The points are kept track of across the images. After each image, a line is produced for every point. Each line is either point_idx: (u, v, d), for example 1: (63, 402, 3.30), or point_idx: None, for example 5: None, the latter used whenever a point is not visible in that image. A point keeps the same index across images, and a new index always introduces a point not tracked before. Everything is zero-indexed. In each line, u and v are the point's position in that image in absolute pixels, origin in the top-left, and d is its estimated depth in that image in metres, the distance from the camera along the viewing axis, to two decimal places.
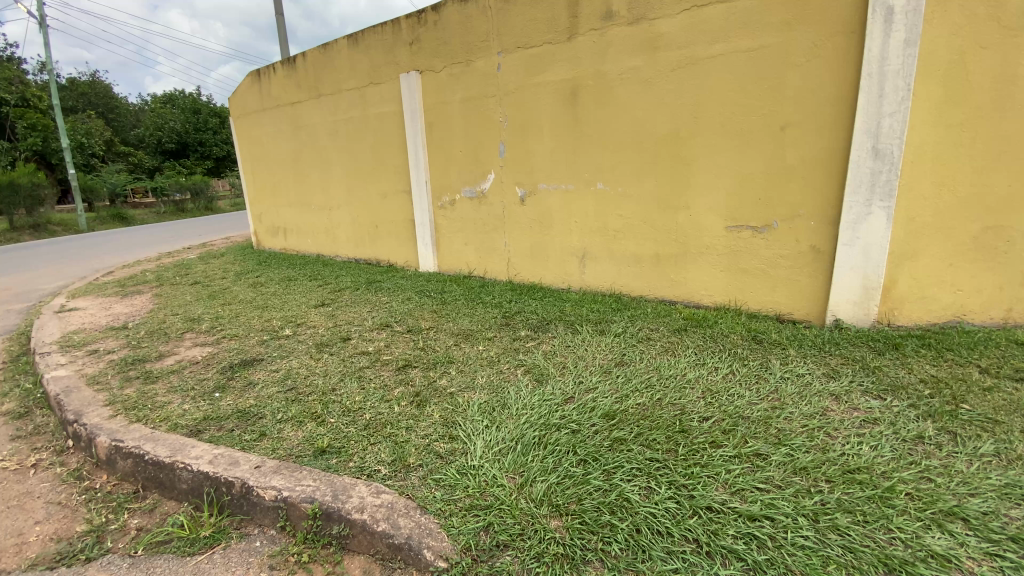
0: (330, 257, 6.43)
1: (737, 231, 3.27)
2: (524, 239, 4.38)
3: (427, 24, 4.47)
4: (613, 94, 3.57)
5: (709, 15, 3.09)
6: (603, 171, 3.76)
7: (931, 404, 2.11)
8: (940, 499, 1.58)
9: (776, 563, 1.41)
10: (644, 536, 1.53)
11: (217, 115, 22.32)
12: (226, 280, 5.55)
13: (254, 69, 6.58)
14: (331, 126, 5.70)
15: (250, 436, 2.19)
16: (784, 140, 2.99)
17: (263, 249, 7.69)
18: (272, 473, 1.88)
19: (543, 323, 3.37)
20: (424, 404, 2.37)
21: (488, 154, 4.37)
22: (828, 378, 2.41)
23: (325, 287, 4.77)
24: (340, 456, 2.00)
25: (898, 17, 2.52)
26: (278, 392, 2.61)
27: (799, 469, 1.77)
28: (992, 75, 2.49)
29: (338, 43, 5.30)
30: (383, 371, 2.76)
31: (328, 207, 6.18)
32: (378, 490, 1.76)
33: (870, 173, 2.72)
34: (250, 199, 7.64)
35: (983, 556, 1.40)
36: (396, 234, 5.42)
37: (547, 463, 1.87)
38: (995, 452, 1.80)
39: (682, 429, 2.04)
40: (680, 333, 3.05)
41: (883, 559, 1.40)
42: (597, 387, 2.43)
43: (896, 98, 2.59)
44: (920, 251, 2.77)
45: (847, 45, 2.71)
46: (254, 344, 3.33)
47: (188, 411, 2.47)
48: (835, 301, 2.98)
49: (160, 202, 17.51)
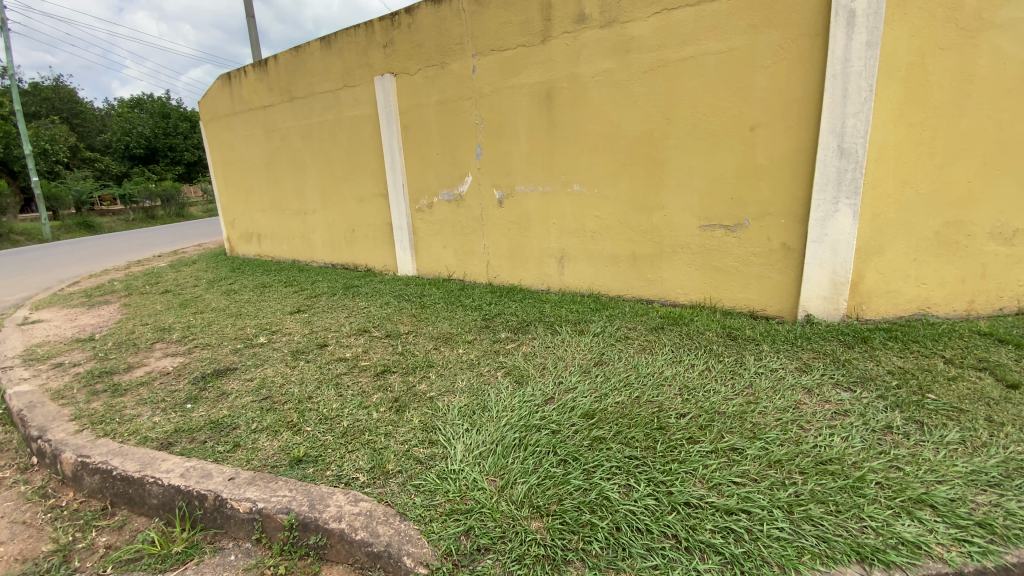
0: (306, 262, 6.33)
1: (710, 230, 3.33)
2: (503, 242, 4.38)
3: (400, 26, 4.44)
4: (588, 96, 3.60)
5: (679, 18, 3.13)
6: (579, 173, 3.79)
7: (899, 395, 2.18)
8: (909, 487, 1.63)
9: (752, 556, 1.44)
10: (624, 534, 1.54)
11: (187, 119, 21.78)
12: (198, 288, 5.41)
13: (224, 72, 6.45)
14: (305, 129, 5.62)
15: (224, 447, 2.14)
16: (753, 140, 3.06)
17: (237, 256, 7.53)
18: (246, 484, 1.84)
19: (523, 325, 3.37)
20: (403, 409, 2.34)
21: (465, 157, 4.36)
22: (801, 372, 2.46)
23: (301, 293, 4.69)
24: (317, 465, 1.96)
25: (859, 20, 2.59)
26: (252, 401, 2.55)
27: (773, 462, 1.80)
28: (949, 77, 2.60)
29: (311, 45, 5.23)
30: (361, 377, 2.73)
31: (302, 212, 6.09)
32: (357, 497, 1.74)
33: (836, 172, 2.79)
34: (221, 204, 7.47)
35: (951, 542, 1.45)
36: (374, 238, 5.37)
37: (527, 464, 1.87)
38: (961, 440, 1.87)
39: (660, 426, 2.06)
40: (657, 332, 3.09)
41: (855, 548, 1.43)
42: (577, 387, 2.45)
43: (860, 98, 2.66)
44: (886, 246, 2.86)
45: (812, 48, 2.78)
46: (227, 353, 3.25)
47: (158, 424, 2.40)
48: (806, 296, 3.05)
49: (129, 208, 17.03)
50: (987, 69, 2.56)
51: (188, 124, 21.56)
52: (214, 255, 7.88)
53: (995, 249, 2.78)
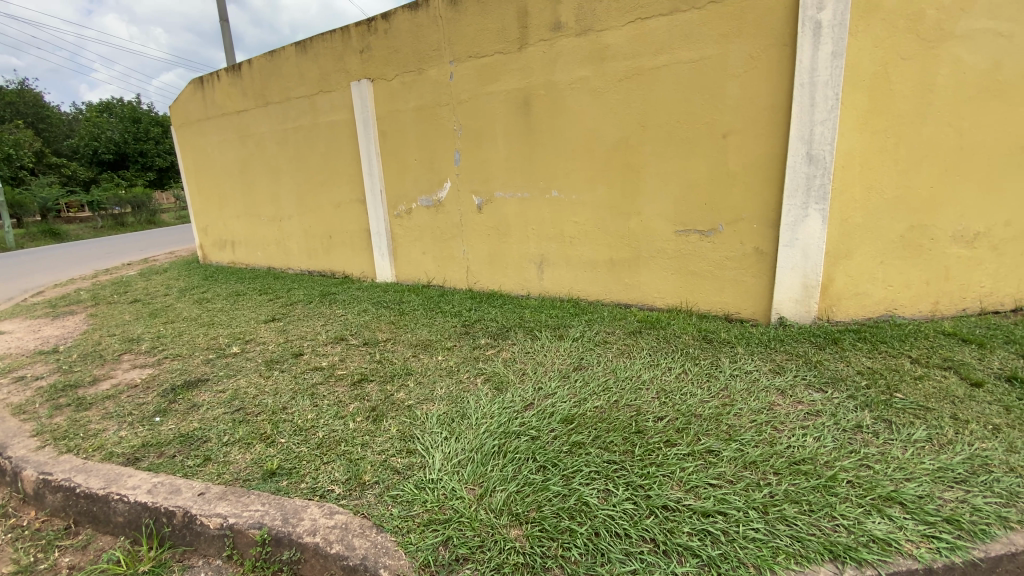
0: (282, 269, 6.22)
1: (685, 235, 3.38)
2: (482, 247, 4.37)
3: (377, 32, 4.41)
4: (565, 103, 3.63)
5: (653, 27, 3.19)
6: (558, 179, 3.81)
7: (868, 395, 2.23)
8: (878, 485, 1.66)
9: (729, 558, 1.45)
10: (602, 539, 1.54)
11: (159, 124, 21.25)
12: (169, 297, 5.26)
13: (196, 76, 6.33)
14: (280, 135, 5.53)
15: (194, 461, 2.08)
16: (726, 147, 3.12)
17: (210, 263, 7.35)
18: (217, 499, 1.78)
19: (503, 331, 3.37)
20: (380, 419, 2.31)
21: (444, 163, 4.35)
22: (775, 373, 2.51)
23: (277, 302, 4.60)
24: (292, 477, 1.92)
25: (825, 31, 2.66)
26: (224, 413, 2.48)
27: (748, 463, 1.83)
28: (911, 86, 2.69)
29: (286, 50, 5.17)
30: (337, 387, 2.68)
31: (278, 218, 5.99)
32: (332, 510, 1.70)
33: (805, 177, 2.86)
34: (194, 211, 7.29)
35: (920, 538, 1.48)
36: (351, 245, 5.30)
37: (507, 472, 1.85)
38: (928, 437, 1.92)
39: (638, 429, 2.07)
40: (635, 336, 3.11)
41: (828, 547, 1.46)
42: (556, 392, 2.45)
43: (827, 107, 2.74)
44: (854, 250, 2.94)
45: (780, 57, 2.86)
46: (199, 364, 3.16)
47: (125, 439, 2.31)
48: (779, 299, 3.12)
49: (97, 215, 16.51)
50: (947, 78, 2.67)
51: (160, 129, 21.04)
52: (186, 263, 7.68)
53: (957, 251, 2.90)
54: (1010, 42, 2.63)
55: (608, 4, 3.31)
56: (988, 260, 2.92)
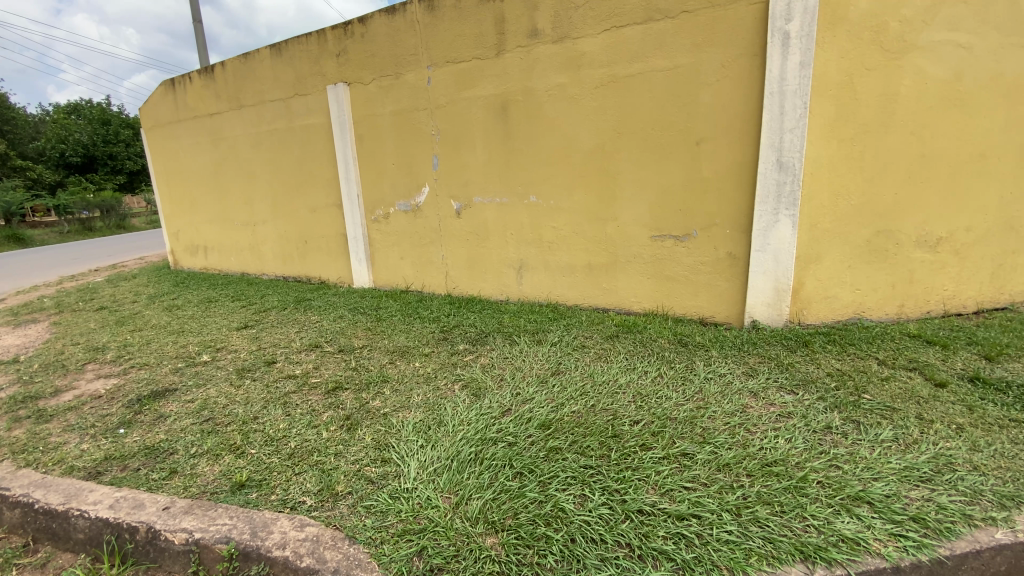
0: (256, 275, 6.09)
1: (660, 240, 3.42)
2: (461, 252, 4.35)
3: (354, 36, 4.38)
4: (542, 109, 3.64)
5: (628, 35, 3.23)
6: (536, 184, 3.82)
7: (838, 396, 2.29)
8: (847, 485, 1.70)
9: (703, 561, 1.46)
10: (578, 545, 1.54)
11: (130, 126, 20.68)
12: (137, 304, 5.11)
13: (168, 78, 6.18)
14: (254, 138, 5.42)
15: (159, 474, 2.01)
16: (699, 154, 3.16)
17: (182, 269, 7.16)
18: (183, 513, 1.73)
19: (482, 336, 3.35)
20: (355, 427, 2.26)
21: (422, 167, 4.33)
22: (748, 376, 2.55)
23: (250, 308, 4.50)
24: (261, 489, 1.87)
25: (794, 42, 2.73)
26: (192, 424, 2.41)
27: (722, 466, 1.85)
28: (876, 96, 2.78)
29: (260, 53, 5.09)
30: (311, 396, 2.62)
31: (252, 223, 5.87)
32: (303, 522, 1.66)
33: (775, 184, 2.92)
34: (164, 216, 7.10)
35: (888, 537, 1.52)
36: (328, 250, 5.23)
37: (483, 479, 1.83)
38: (894, 437, 1.97)
39: (614, 434, 2.08)
40: (612, 340, 3.13)
41: (799, 547, 1.48)
42: (534, 397, 2.44)
43: (796, 115, 2.80)
44: (824, 255, 3.01)
45: (751, 67, 2.92)
46: (166, 373, 3.07)
47: (87, 452, 2.22)
48: (752, 303, 3.17)
49: (64, 219, 15.96)
50: (910, 89, 2.78)
51: (131, 131, 20.48)
52: (156, 269, 7.46)
53: (921, 255, 3.01)
54: (969, 54, 2.76)
55: (584, 12, 3.34)
56: (950, 264, 3.04)
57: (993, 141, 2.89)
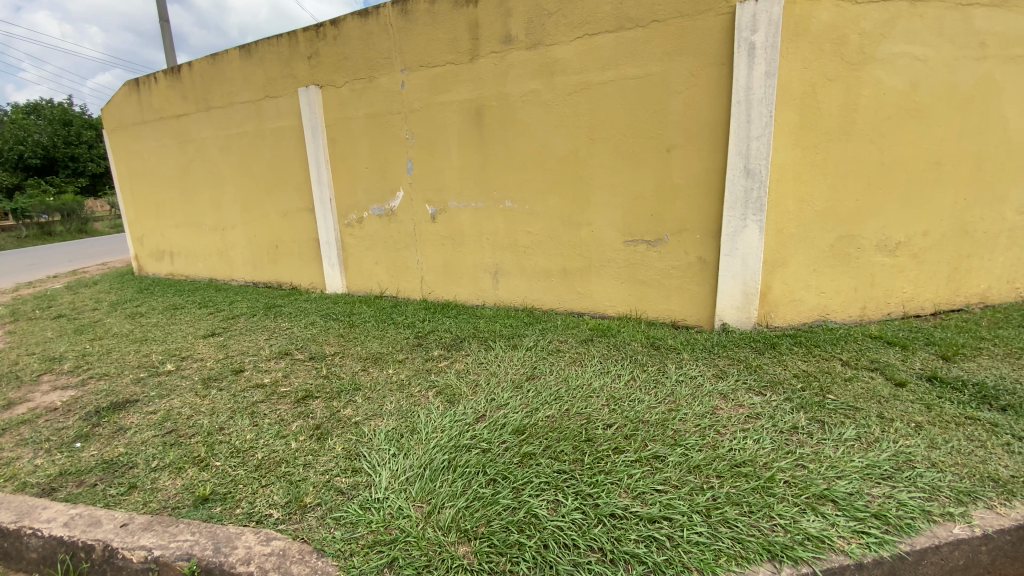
0: (225, 281, 5.93)
1: (633, 245, 3.46)
2: (436, 257, 4.33)
3: (326, 38, 4.32)
4: (516, 115, 3.66)
5: (600, 43, 3.27)
6: (510, 190, 3.82)
7: (804, 396, 2.35)
8: (812, 484, 1.74)
9: (673, 563, 1.48)
10: (551, 551, 1.54)
11: (93, 128, 19.97)
12: (99, 311, 4.92)
13: (132, 78, 5.99)
14: (223, 141, 5.29)
15: (117, 490, 1.93)
16: (670, 160, 3.22)
17: (146, 275, 6.93)
18: (142, 530, 1.67)
19: (456, 342, 3.32)
20: (325, 437, 2.21)
21: (396, 171, 4.29)
22: (718, 378, 2.60)
23: (218, 315, 4.37)
24: (226, 503, 1.81)
25: (759, 52, 2.80)
26: (154, 436, 2.32)
27: (692, 468, 1.87)
28: (837, 105, 2.88)
29: (229, 53, 4.97)
30: (279, 405, 2.56)
31: (220, 227, 5.72)
32: (269, 536, 1.62)
33: (743, 190, 2.98)
34: (128, 220, 6.86)
35: (851, 534, 1.56)
36: (300, 255, 5.13)
37: (456, 487, 1.82)
38: (857, 436, 2.03)
39: (588, 438, 2.09)
40: (586, 344, 3.15)
41: (766, 547, 1.51)
42: (508, 403, 2.43)
43: (762, 124, 2.87)
44: (790, 259, 3.09)
45: (718, 76, 2.99)
46: (127, 383, 2.95)
47: (40, 467, 2.12)
48: (721, 307, 3.23)
49: (21, 224, 15.23)
50: (870, 98, 2.88)
51: (94, 133, 19.77)
52: (118, 275, 7.19)
53: (881, 259, 3.13)
54: (924, 66, 2.89)
55: (557, 19, 3.37)
56: (908, 267, 3.17)
57: (947, 149, 3.03)
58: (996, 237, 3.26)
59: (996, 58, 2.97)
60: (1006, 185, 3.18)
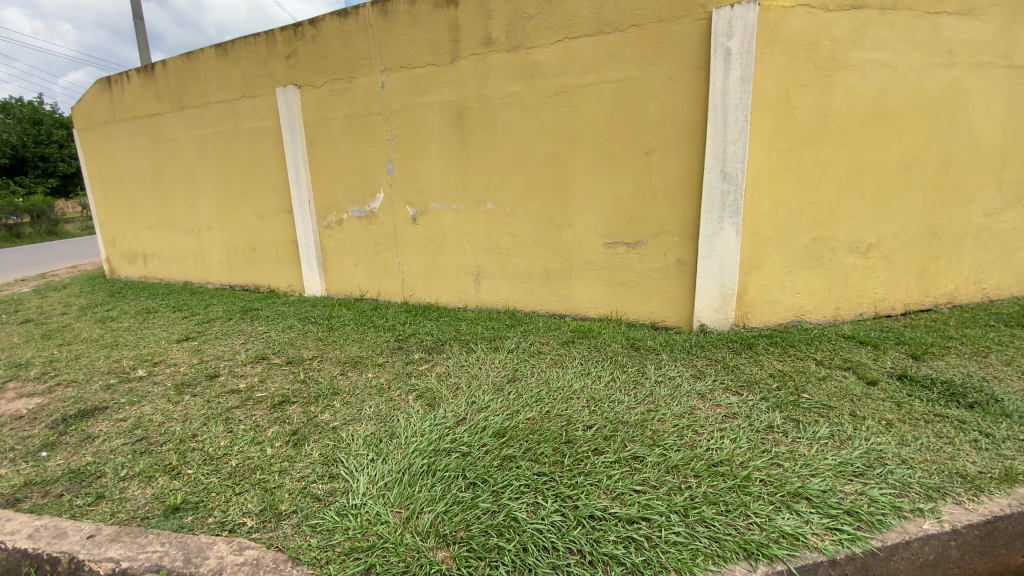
0: (201, 284, 5.81)
1: (613, 247, 3.49)
2: (417, 259, 4.30)
3: (304, 38, 4.27)
4: (496, 117, 3.66)
5: (580, 46, 3.29)
6: (491, 192, 3.82)
7: (779, 396, 2.39)
8: (787, 482, 1.77)
9: (652, 563, 1.49)
10: (530, 554, 1.54)
11: (64, 127, 19.40)
12: (68, 316, 4.77)
13: (104, 76, 5.83)
14: (198, 141, 5.19)
15: (84, 500, 1.87)
16: (649, 163, 3.25)
17: (119, 278, 6.74)
18: (109, 541, 1.63)
19: (437, 344, 3.30)
20: (302, 443, 2.18)
21: (376, 173, 4.25)
22: (696, 378, 2.63)
23: (193, 319, 4.28)
24: (198, 512, 1.77)
25: (735, 57, 2.85)
26: (123, 444, 2.26)
27: (670, 468, 1.89)
28: (811, 110, 2.94)
29: (204, 52, 4.88)
30: (255, 411, 2.51)
31: (196, 229, 5.60)
32: (242, 546, 1.58)
33: (720, 193, 3.03)
34: (99, 222, 6.66)
35: (825, 531, 1.59)
36: (278, 257, 5.04)
37: (435, 491, 1.80)
38: (830, 434, 2.08)
39: (568, 439, 2.09)
40: (568, 346, 3.16)
41: (743, 545, 1.53)
42: (489, 405, 2.42)
43: (737, 128, 2.92)
44: (766, 261, 3.14)
45: (696, 80, 3.03)
46: (97, 390, 2.86)
47: (3, 478, 2.05)
48: (700, 308, 3.27)
49: None
50: (842, 104, 2.96)
51: (65, 133, 19.21)
52: (89, 279, 6.99)
53: (853, 261, 3.21)
54: (894, 72, 2.97)
55: (537, 23, 3.38)
56: (880, 268, 3.26)
57: (915, 154, 3.12)
58: (964, 239, 3.36)
59: (963, 65, 3.06)
60: (973, 189, 3.28)
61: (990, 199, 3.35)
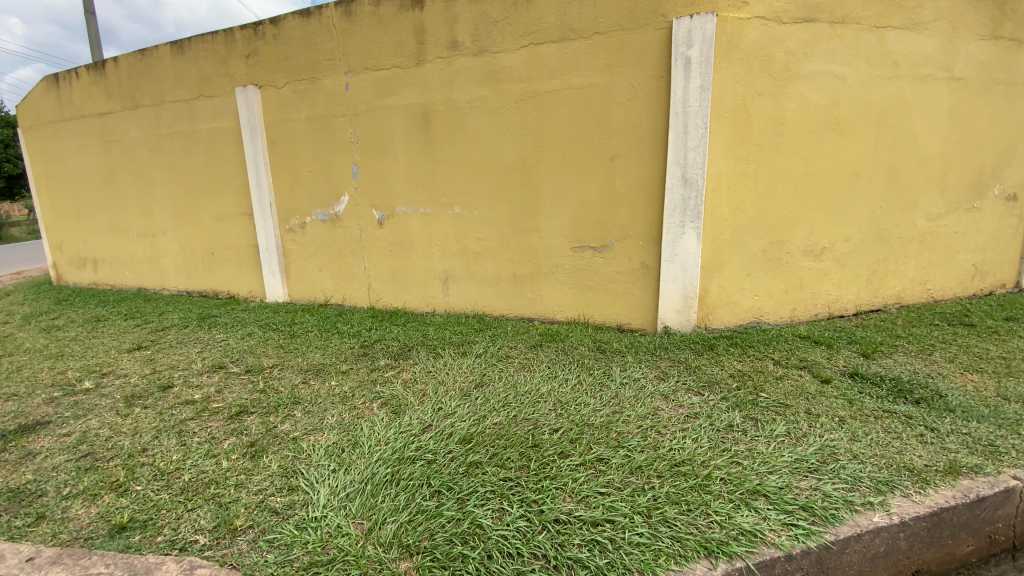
0: (156, 290, 5.57)
1: (580, 250, 3.52)
2: (383, 264, 4.24)
3: (265, 37, 4.16)
4: (463, 121, 3.65)
5: (545, 52, 3.32)
6: (459, 196, 3.81)
7: (738, 396, 2.45)
8: (746, 480, 1.82)
9: (615, 565, 1.50)
10: (494, 561, 1.53)
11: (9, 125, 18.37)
12: (9, 325, 4.50)
13: (50, 72, 5.55)
14: (153, 141, 4.98)
15: (22, 521, 1.76)
16: (613, 169, 3.30)
17: (66, 284, 6.40)
18: (48, 566, 1.54)
19: (404, 350, 3.26)
20: (260, 455, 2.11)
21: (340, 175, 4.18)
22: (660, 380, 2.67)
23: (146, 327, 4.09)
24: (146, 530, 1.69)
25: (694, 66, 2.92)
26: (66, 461, 2.13)
27: (634, 469, 1.91)
28: (767, 118, 3.05)
29: (159, 49, 4.70)
30: (211, 422, 2.41)
31: (151, 233, 5.37)
32: (193, 565, 1.52)
33: (681, 198, 3.10)
34: (44, 226, 6.32)
35: (781, 527, 1.63)
36: (239, 262, 4.89)
37: (398, 501, 1.77)
38: (787, 431, 2.14)
39: (534, 444, 2.09)
40: (535, 350, 3.17)
41: (703, 543, 1.56)
42: (455, 411, 2.40)
43: (698, 135, 2.99)
44: (726, 264, 3.23)
45: (657, 87, 3.09)
46: (38, 404, 2.70)
47: None
48: (664, 310, 3.33)
49: None
50: (795, 113, 3.07)
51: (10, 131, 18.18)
52: (35, 285, 6.61)
53: (808, 263, 3.33)
54: (843, 83, 3.11)
55: (503, 27, 3.39)
56: (833, 271, 3.39)
57: (864, 161, 3.27)
58: (910, 242, 3.54)
59: (908, 77, 3.23)
60: (917, 194, 3.46)
61: (933, 204, 3.54)
